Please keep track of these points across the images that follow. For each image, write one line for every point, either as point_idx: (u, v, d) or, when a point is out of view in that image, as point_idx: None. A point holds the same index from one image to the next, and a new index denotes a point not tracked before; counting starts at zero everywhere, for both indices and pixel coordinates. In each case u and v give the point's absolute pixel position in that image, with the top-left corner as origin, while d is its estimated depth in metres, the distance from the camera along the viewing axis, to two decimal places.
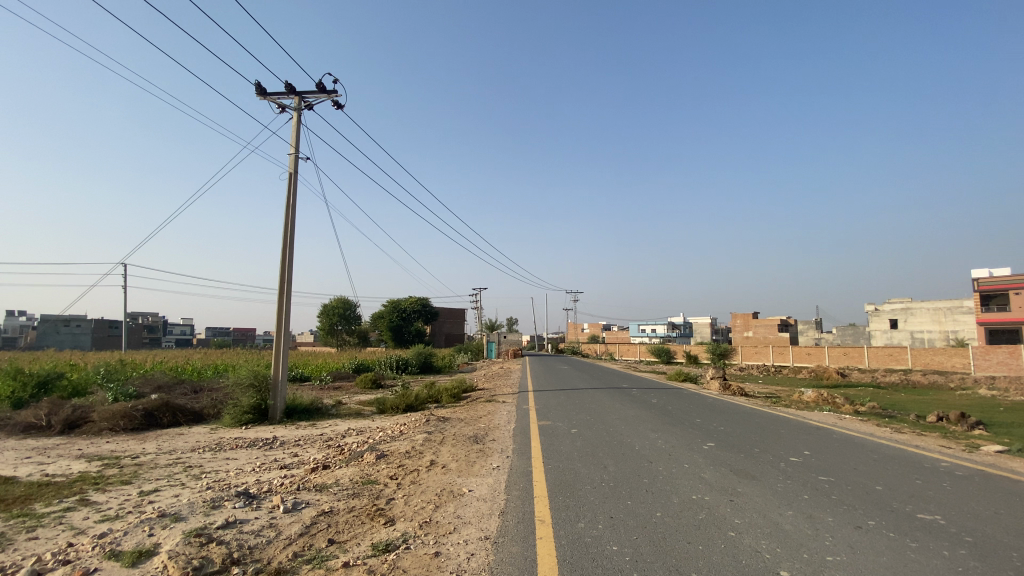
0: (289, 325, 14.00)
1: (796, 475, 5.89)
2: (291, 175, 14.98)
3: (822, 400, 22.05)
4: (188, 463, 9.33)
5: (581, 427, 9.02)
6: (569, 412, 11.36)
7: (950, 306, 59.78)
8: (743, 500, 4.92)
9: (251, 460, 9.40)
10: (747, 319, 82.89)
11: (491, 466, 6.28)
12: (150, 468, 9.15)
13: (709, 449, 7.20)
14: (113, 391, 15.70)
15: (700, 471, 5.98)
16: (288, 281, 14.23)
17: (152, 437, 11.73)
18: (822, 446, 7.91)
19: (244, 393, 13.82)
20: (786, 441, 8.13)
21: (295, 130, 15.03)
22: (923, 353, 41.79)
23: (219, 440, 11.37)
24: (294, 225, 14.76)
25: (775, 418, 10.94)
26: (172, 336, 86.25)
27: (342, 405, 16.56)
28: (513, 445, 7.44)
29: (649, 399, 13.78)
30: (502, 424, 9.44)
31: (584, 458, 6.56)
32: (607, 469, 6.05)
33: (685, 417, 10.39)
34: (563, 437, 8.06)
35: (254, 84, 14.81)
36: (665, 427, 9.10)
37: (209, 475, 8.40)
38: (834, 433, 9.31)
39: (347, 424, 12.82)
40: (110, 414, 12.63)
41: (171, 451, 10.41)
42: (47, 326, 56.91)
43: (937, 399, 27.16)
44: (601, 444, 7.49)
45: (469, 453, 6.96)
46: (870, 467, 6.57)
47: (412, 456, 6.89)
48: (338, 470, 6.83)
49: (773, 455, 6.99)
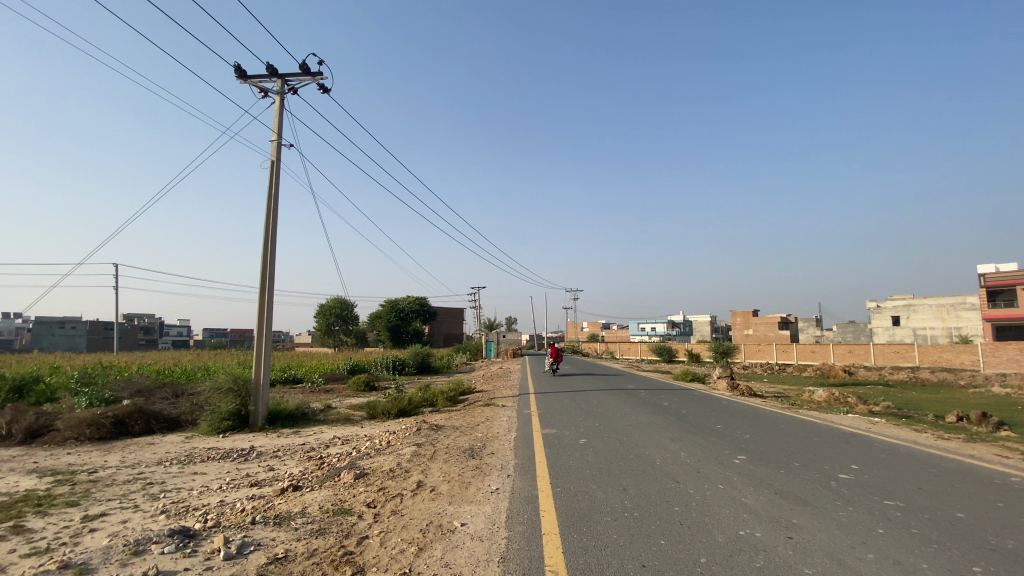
0: (272, 325, 13.00)
1: (857, 500, 4.90)
2: (273, 163, 13.99)
3: (834, 400, 20.99)
4: (149, 480, 8.26)
5: (590, 437, 8.03)
6: (575, 417, 10.37)
7: (953, 302, 58.85)
8: (804, 538, 3.93)
9: (219, 476, 8.35)
10: (748, 318, 81.87)
11: (488, 489, 5.27)
12: (106, 485, 8.12)
13: (742, 464, 6.21)
14: (86, 397, 14.67)
15: (740, 495, 4.97)
16: (269, 278, 13.22)
17: (119, 448, 10.72)
18: (868, 458, 6.93)
19: (222, 398, 12.83)
20: (826, 452, 7.12)
21: (278, 115, 14.04)
22: (931, 350, 40.86)
23: (190, 451, 10.32)
24: (277, 216, 13.76)
25: (802, 423, 9.93)
26: (167, 337, 85.12)
27: (331, 410, 15.53)
28: (515, 460, 6.41)
29: (660, 403, 12.69)
30: (502, 433, 8.46)
31: (597, 478, 5.56)
32: (627, 492, 5.05)
33: (704, 424, 9.37)
34: (571, 450, 7.06)
35: (234, 66, 13.79)
36: (685, 435, 8.11)
37: (168, 496, 7.36)
38: (872, 441, 8.34)
39: (333, 432, 11.78)
40: (76, 422, 11.61)
41: (134, 464, 9.36)
42: (42, 327, 56.05)
43: (950, 396, 26.37)
44: (615, 458, 6.47)
45: (464, 472, 5.96)
46: (936, 487, 5.60)
47: (395, 477, 5.86)
48: (308, 494, 5.80)
49: (819, 471, 6.01)
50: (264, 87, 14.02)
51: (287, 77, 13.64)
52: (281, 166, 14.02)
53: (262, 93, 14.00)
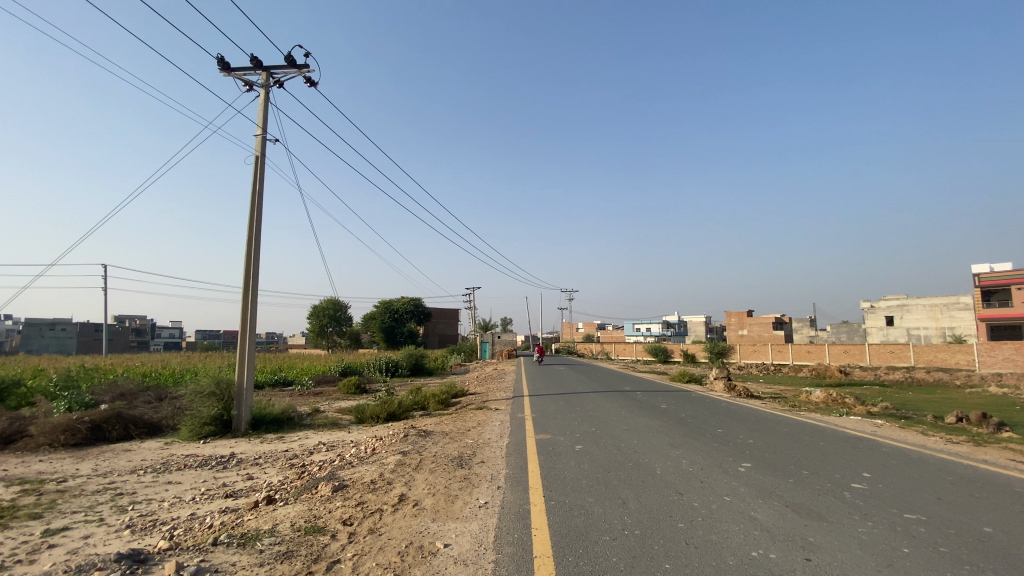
0: (255, 326, 12.54)
1: (876, 513, 4.53)
2: (257, 159, 13.50)
3: (832, 400, 20.74)
4: (119, 491, 7.79)
5: (585, 443, 7.60)
6: (569, 421, 9.97)
7: (946, 302, 58.88)
8: (824, 561, 3.54)
9: (194, 486, 7.89)
10: (742, 318, 81.86)
11: (476, 503, 4.86)
12: (73, 496, 7.64)
13: (747, 473, 5.83)
14: (65, 402, 14.14)
15: (748, 508, 4.57)
16: (253, 277, 12.77)
17: (93, 455, 10.21)
18: (879, 464, 6.55)
19: (204, 402, 12.35)
20: (835, 458, 6.74)
21: (262, 108, 13.57)
22: (926, 350, 40.79)
23: (168, 459, 9.84)
24: (261, 214, 13.30)
25: (805, 426, 9.56)
26: (158, 339, 84.21)
27: (319, 414, 15.05)
28: (505, 470, 5.99)
29: (658, 405, 12.33)
30: (493, 439, 8.05)
31: (593, 489, 5.16)
32: (627, 506, 4.65)
33: (704, 428, 8.98)
34: (566, 457, 6.66)
35: (217, 58, 13.31)
36: (686, 441, 7.69)
37: (136, 508, 6.90)
38: (880, 445, 7.97)
39: (319, 437, 11.33)
40: (49, 428, 11.10)
41: (106, 473, 8.88)
42: (32, 328, 55.25)
43: (947, 396, 26.18)
44: (613, 467, 6.06)
45: (451, 483, 5.53)
46: (956, 497, 5.23)
47: (376, 490, 5.44)
48: (282, 508, 5.36)
49: (831, 480, 5.62)
50: (248, 80, 13.54)
51: (272, 69, 13.17)
52: (265, 162, 13.55)
53: (246, 87, 13.53)
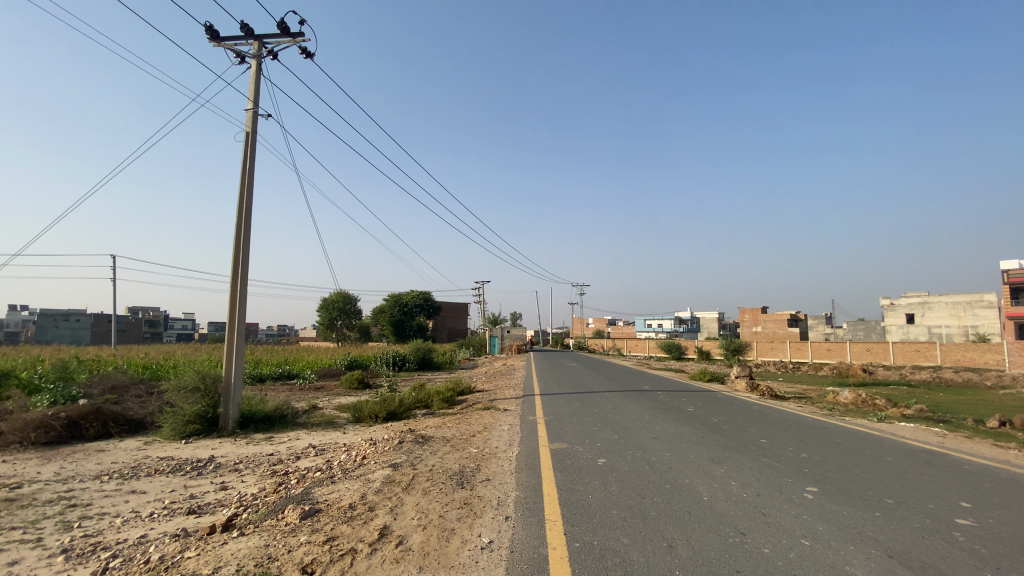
0: (244, 317, 11.51)
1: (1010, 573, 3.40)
2: (250, 136, 12.52)
3: (861, 401, 19.40)
4: (73, 503, 6.76)
5: (609, 456, 6.44)
6: (586, 427, 8.83)
7: (970, 300, 56.61)
8: None
9: (158, 498, 6.86)
10: (756, 315, 80.16)
11: (476, 544, 3.74)
12: (21, 507, 6.65)
13: (817, 502, 4.66)
14: (48, 395, 13.27)
15: (840, 560, 3.43)
16: (243, 263, 11.76)
17: (61, 456, 9.24)
18: (972, 490, 5.35)
19: (187, 398, 11.32)
20: (917, 481, 5.52)
21: (255, 82, 12.57)
22: (953, 349, 38.83)
23: (140, 462, 8.85)
24: (251, 193, 12.28)
25: (858, 434, 8.34)
26: (171, 331, 84.40)
27: (316, 411, 14.07)
28: (515, 493, 4.88)
29: (685, 408, 11.21)
30: (502, 448, 6.93)
31: (629, 524, 4.05)
32: (676, 554, 3.51)
33: (744, 437, 7.77)
34: (588, 475, 5.54)
35: (207, 26, 12.29)
36: (730, 455, 6.48)
37: (84, 526, 5.88)
38: (957, 461, 6.74)
39: (310, 439, 10.29)
40: (21, 424, 10.18)
41: (67, 479, 7.89)
42: (46, 319, 55.42)
43: (981, 399, 24.61)
44: (648, 490, 4.92)
45: (448, 511, 4.42)
46: None
47: (354, 518, 4.34)
48: (234, 540, 4.28)
49: (929, 515, 4.46)
50: (239, 51, 12.50)
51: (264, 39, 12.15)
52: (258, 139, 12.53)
53: (236, 58, 12.51)
